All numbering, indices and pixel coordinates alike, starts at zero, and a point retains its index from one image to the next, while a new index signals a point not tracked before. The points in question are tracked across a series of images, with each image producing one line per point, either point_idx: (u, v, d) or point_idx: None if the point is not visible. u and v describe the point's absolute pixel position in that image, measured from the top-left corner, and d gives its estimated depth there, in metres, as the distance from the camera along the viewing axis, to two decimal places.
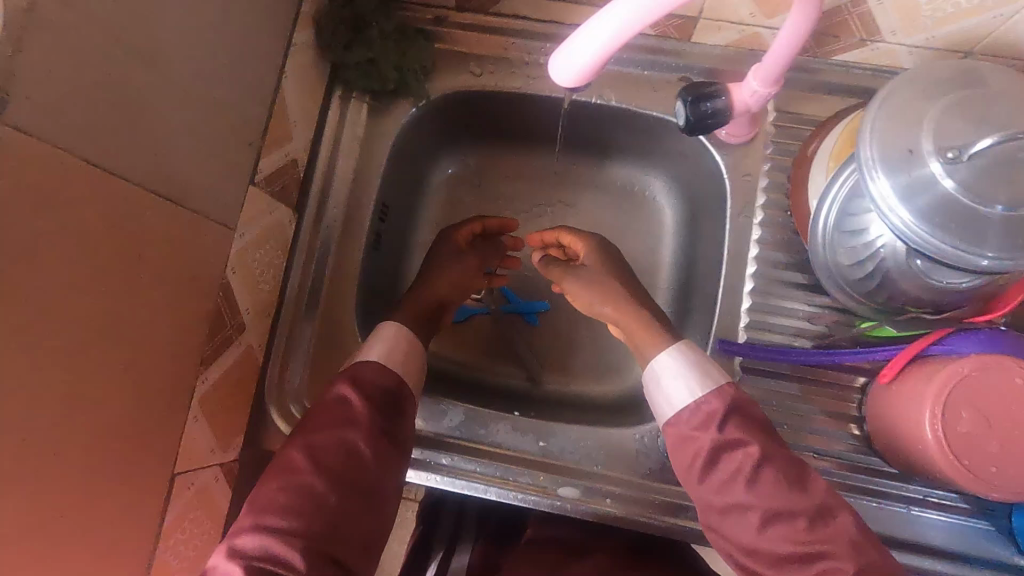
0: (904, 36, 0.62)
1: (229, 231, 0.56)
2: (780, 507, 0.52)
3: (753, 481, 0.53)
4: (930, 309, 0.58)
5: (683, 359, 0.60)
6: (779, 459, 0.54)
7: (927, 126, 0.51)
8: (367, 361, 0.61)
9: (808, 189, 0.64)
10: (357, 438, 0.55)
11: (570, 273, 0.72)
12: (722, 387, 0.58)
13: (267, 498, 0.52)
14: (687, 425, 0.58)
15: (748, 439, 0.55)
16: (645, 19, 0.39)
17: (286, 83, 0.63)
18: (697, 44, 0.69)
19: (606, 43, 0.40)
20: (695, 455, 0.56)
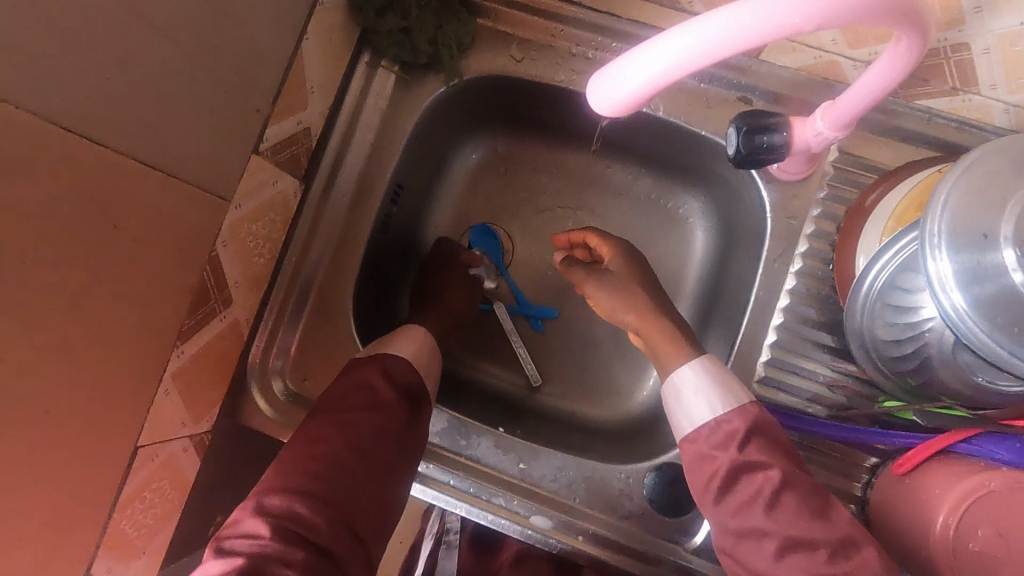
0: (1004, 92, 0.53)
1: (224, 201, 0.52)
2: (801, 536, 0.45)
3: (773, 506, 0.47)
4: (966, 404, 0.53)
5: (704, 373, 0.54)
6: (805, 485, 0.48)
7: (1011, 211, 0.44)
8: (399, 346, 0.60)
9: (858, 247, 0.57)
10: (389, 416, 0.55)
11: (595, 276, 0.66)
12: (745, 406, 0.52)
13: (294, 463, 0.50)
14: (706, 443, 0.52)
15: (770, 461, 0.48)
16: (717, 51, 0.35)
17: (307, 44, 0.58)
18: (765, 62, 0.61)
19: (680, 62, 0.35)
20: (711, 476, 0.50)
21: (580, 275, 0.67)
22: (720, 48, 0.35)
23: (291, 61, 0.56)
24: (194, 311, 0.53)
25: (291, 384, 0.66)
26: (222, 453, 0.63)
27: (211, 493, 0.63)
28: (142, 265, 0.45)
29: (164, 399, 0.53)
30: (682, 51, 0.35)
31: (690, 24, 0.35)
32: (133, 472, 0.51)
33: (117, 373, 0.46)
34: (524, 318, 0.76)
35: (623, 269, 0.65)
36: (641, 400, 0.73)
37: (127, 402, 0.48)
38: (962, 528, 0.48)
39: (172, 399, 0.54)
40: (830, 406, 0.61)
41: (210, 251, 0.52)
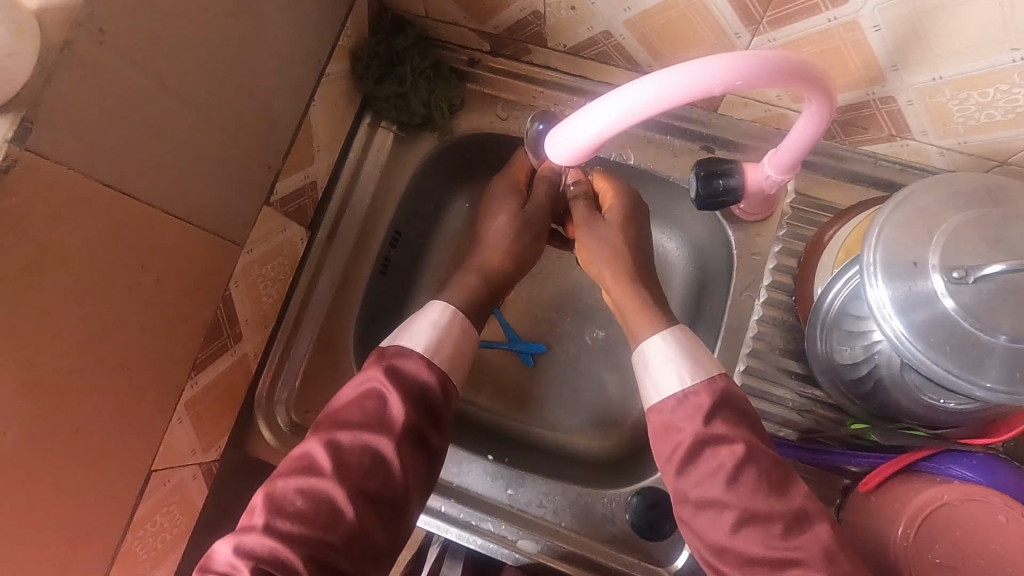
0: (935, 137, 0.59)
1: (237, 247, 0.59)
2: (756, 510, 0.49)
3: (734, 479, 0.50)
4: (924, 423, 0.56)
5: (675, 346, 0.57)
6: (764, 461, 0.51)
7: (936, 241, 0.49)
8: (408, 353, 0.58)
9: (815, 277, 0.61)
10: (384, 446, 0.54)
11: (591, 222, 0.65)
12: (712, 379, 0.55)
13: (282, 497, 0.52)
14: (672, 414, 0.55)
15: (731, 435, 0.52)
16: (644, 112, 0.42)
17: (314, 111, 0.66)
18: (723, 115, 0.68)
19: (635, 108, 0.42)
20: (675, 448, 0.53)
21: (576, 215, 0.66)
22: (643, 110, 0.42)
23: (299, 126, 0.64)
24: (207, 344, 0.59)
25: (294, 417, 0.70)
26: (227, 483, 0.67)
27: (213, 521, 0.66)
28: (161, 302, 0.51)
29: (177, 427, 0.57)
30: (637, 99, 0.41)
31: (648, 77, 0.41)
32: (145, 495, 0.55)
33: (135, 399, 0.52)
34: (515, 353, 0.79)
35: (618, 224, 0.64)
36: (626, 430, 0.76)
37: (143, 427, 0.53)
38: (919, 540, 0.52)
39: (184, 427, 0.58)
40: (800, 430, 0.65)
41: (223, 290, 0.59)
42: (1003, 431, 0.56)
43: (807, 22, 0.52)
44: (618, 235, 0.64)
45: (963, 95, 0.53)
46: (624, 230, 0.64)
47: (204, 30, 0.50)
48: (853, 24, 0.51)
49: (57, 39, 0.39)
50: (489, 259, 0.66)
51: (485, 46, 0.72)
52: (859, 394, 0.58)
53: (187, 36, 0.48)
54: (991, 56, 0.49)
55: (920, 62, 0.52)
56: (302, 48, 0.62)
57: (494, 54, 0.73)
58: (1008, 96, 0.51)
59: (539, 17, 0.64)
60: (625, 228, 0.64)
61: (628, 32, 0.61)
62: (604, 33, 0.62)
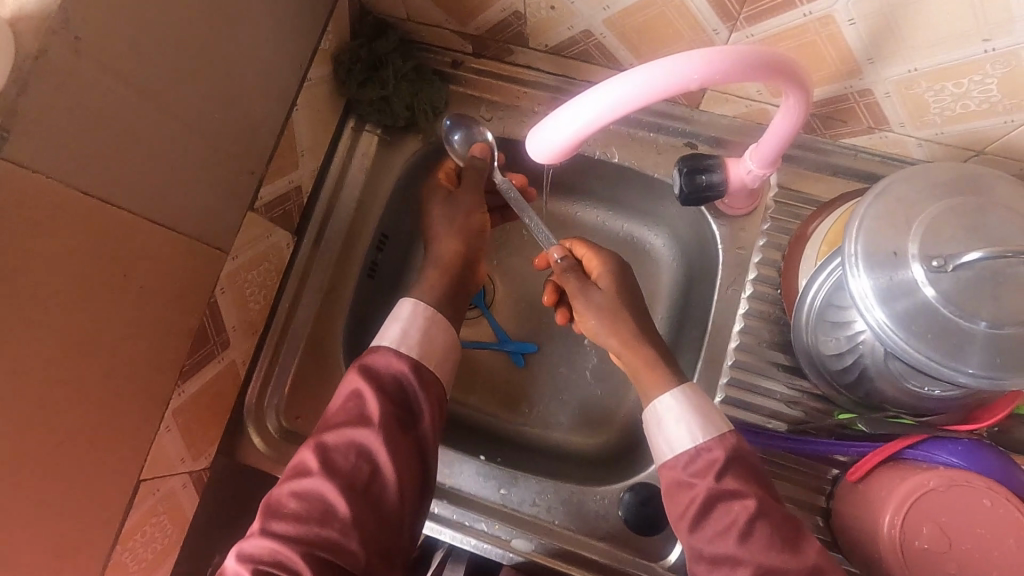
0: (913, 129, 0.60)
1: (222, 253, 0.59)
2: (770, 566, 0.50)
3: (747, 535, 0.51)
4: (908, 411, 0.57)
5: (687, 405, 0.57)
6: (777, 517, 0.52)
7: (915, 231, 0.50)
8: (380, 347, 0.59)
9: (799, 270, 0.62)
10: (369, 439, 0.55)
11: (585, 292, 0.63)
12: (723, 435, 0.56)
13: (277, 501, 0.53)
14: (685, 469, 0.56)
15: (745, 491, 0.53)
16: (624, 108, 0.42)
17: (297, 115, 0.66)
18: (705, 112, 0.69)
19: (616, 104, 0.42)
20: (687, 503, 0.54)
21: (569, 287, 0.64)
22: (623, 106, 0.42)
23: (283, 130, 0.64)
24: (194, 352, 0.58)
25: (285, 422, 0.70)
26: (218, 491, 0.67)
27: (206, 530, 0.66)
28: (147, 310, 0.51)
29: (166, 436, 0.57)
30: (617, 95, 0.42)
31: (626, 74, 0.42)
32: (135, 505, 0.55)
33: (122, 408, 0.51)
34: (506, 354, 0.79)
35: (609, 289, 0.64)
36: (617, 427, 0.76)
37: (131, 437, 0.53)
38: (906, 528, 0.52)
39: (173, 435, 0.58)
40: (789, 421, 0.65)
41: (209, 297, 0.58)
42: (987, 416, 0.57)
43: (783, 18, 0.53)
44: (611, 298, 0.63)
45: (938, 87, 0.54)
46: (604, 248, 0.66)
47: (182, 36, 0.49)
48: (828, 18, 0.52)
49: (32, 48, 0.39)
50: (444, 253, 0.68)
51: (468, 48, 0.73)
52: (845, 384, 0.59)
53: (166, 44, 0.48)
54: (963, 47, 0.49)
55: (894, 55, 0.53)
56: (284, 53, 0.62)
57: (477, 55, 0.74)
58: (982, 87, 0.52)
59: (520, 18, 0.64)
60: (613, 283, 0.64)
61: (608, 31, 0.61)
62: (585, 33, 0.63)
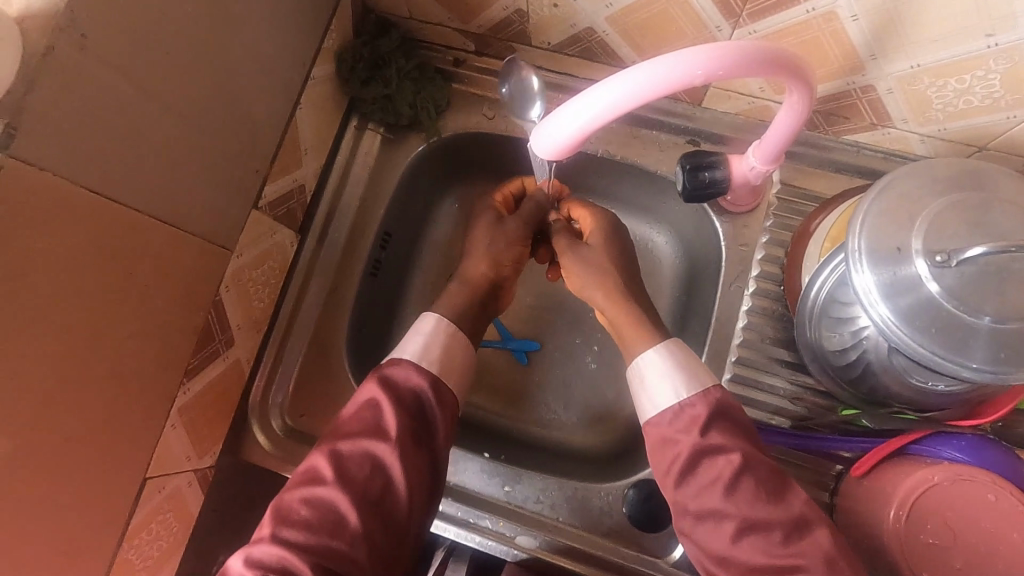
0: (915, 125, 0.60)
1: (226, 251, 0.59)
2: (755, 517, 0.50)
3: (732, 488, 0.51)
4: (912, 406, 0.57)
5: (670, 359, 0.57)
6: (761, 469, 0.52)
7: (919, 226, 0.50)
8: (400, 362, 0.59)
9: (803, 266, 0.62)
10: (384, 451, 0.55)
11: (574, 249, 0.65)
12: (707, 391, 0.56)
13: (288, 508, 0.53)
14: (669, 426, 0.55)
15: (728, 444, 0.52)
16: (627, 103, 0.42)
17: (300, 114, 0.66)
18: (707, 109, 0.69)
19: (621, 99, 0.42)
20: (674, 459, 0.54)
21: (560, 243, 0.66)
22: (626, 101, 0.42)
23: (286, 129, 0.64)
24: (199, 350, 0.58)
25: (289, 421, 0.70)
26: (223, 490, 0.67)
27: (210, 528, 0.66)
28: (152, 308, 0.51)
29: (171, 434, 0.57)
30: (622, 91, 0.41)
31: (632, 69, 0.41)
32: (141, 503, 0.55)
33: (127, 407, 0.51)
34: (509, 352, 0.79)
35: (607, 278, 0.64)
36: (621, 424, 0.76)
37: (136, 435, 0.53)
38: (911, 523, 0.52)
39: (178, 433, 0.58)
40: (792, 418, 0.65)
41: (214, 295, 0.59)
42: (991, 411, 0.56)
43: (786, 14, 0.53)
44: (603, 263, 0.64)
45: (941, 82, 0.54)
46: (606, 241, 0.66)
47: (187, 35, 0.50)
48: (830, 15, 0.52)
49: (38, 46, 0.39)
50: (469, 271, 0.67)
51: (470, 46, 0.73)
52: (850, 380, 0.59)
53: (171, 42, 0.48)
54: (965, 42, 0.50)
55: (897, 51, 0.53)
56: (287, 52, 0.62)
57: (479, 54, 0.74)
58: (985, 82, 0.52)
59: (522, 16, 0.64)
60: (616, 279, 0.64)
61: (611, 28, 0.61)
62: (587, 30, 0.63)
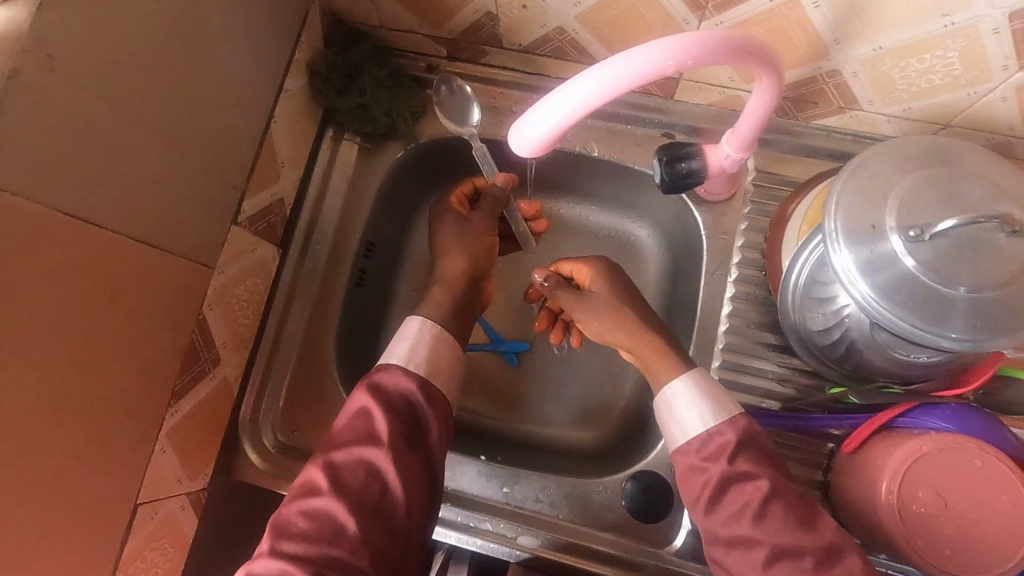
0: (881, 106, 0.62)
1: (208, 268, 0.58)
2: (787, 544, 0.49)
3: (762, 515, 0.50)
4: (897, 380, 0.58)
5: (696, 389, 0.57)
6: (792, 496, 0.51)
7: (891, 203, 0.51)
8: (388, 367, 0.58)
9: (782, 250, 0.63)
10: (379, 457, 0.54)
11: (580, 301, 0.65)
12: (734, 418, 0.55)
13: (286, 521, 0.52)
14: (697, 454, 0.55)
15: (758, 471, 0.52)
16: (597, 98, 0.43)
17: (275, 127, 0.65)
18: (679, 102, 0.70)
19: (586, 97, 0.42)
20: (702, 486, 0.53)
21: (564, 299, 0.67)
22: (597, 96, 0.43)
23: (262, 143, 0.64)
24: (185, 371, 0.58)
25: (281, 437, 0.69)
26: (216, 510, 0.66)
27: (206, 551, 0.65)
28: (136, 331, 0.51)
29: (161, 457, 0.56)
30: (587, 89, 0.42)
31: (595, 68, 0.42)
32: (133, 530, 0.54)
33: (116, 432, 0.51)
34: (500, 354, 0.80)
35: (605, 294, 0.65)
36: (615, 419, 0.76)
37: (126, 460, 0.52)
38: (902, 493, 0.53)
39: (169, 457, 0.57)
40: (782, 399, 0.66)
41: (197, 313, 0.58)
42: (971, 379, 0.58)
43: (750, 5, 0.54)
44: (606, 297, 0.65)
45: (903, 63, 0.56)
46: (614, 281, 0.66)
47: (155, 52, 0.49)
48: (793, 3, 0.53)
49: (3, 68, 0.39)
50: (449, 272, 0.68)
51: (442, 52, 0.73)
52: (836, 359, 0.60)
53: (139, 59, 0.48)
54: (924, 23, 0.51)
55: (860, 36, 0.54)
56: (259, 65, 0.62)
57: (451, 59, 0.74)
58: (945, 61, 0.54)
59: (492, 19, 0.65)
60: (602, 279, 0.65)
61: (581, 27, 0.62)
62: (557, 30, 0.64)
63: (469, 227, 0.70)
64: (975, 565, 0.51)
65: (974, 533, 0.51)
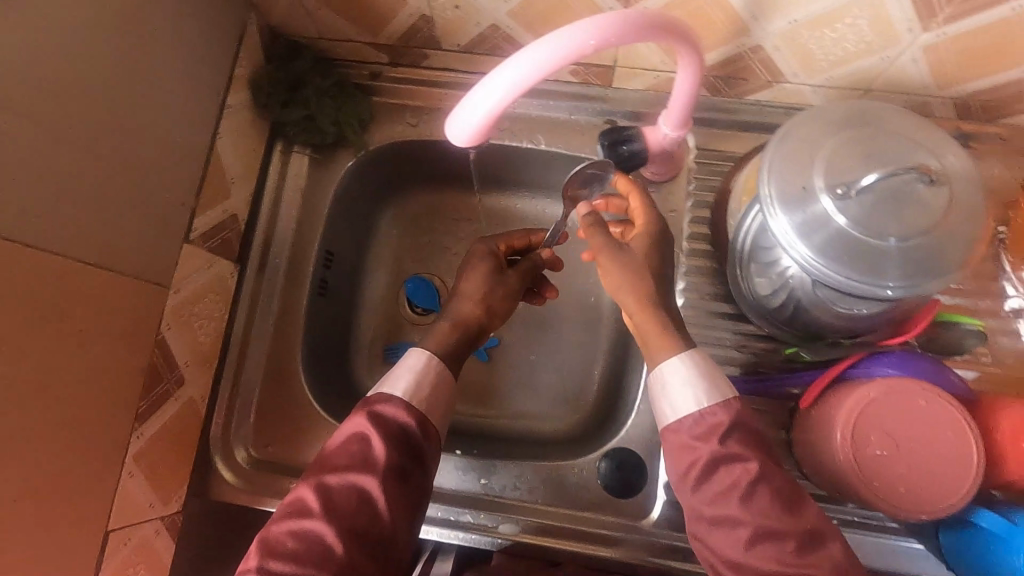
0: (806, 77, 0.65)
1: (163, 288, 0.58)
2: (771, 526, 0.45)
3: (749, 496, 0.46)
4: (845, 334, 0.61)
5: (693, 367, 0.51)
6: (778, 478, 0.47)
7: (819, 165, 0.53)
8: (390, 395, 0.54)
9: (726, 221, 0.66)
10: (372, 485, 0.50)
11: (612, 249, 0.55)
12: (728, 400, 0.50)
13: (274, 540, 0.49)
14: (688, 432, 0.50)
15: (746, 454, 0.48)
16: (520, 86, 0.45)
17: (221, 143, 0.66)
18: (618, 89, 0.73)
19: (507, 89, 0.45)
20: (690, 465, 0.49)
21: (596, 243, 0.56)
22: (519, 84, 0.45)
23: (208, 160, 0.64)
24: (148, 393, 0.57)
25: (254, 452, 0.68)
26: (192, 532, 0.65)
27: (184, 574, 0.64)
28: (92, 355, 0.50)
29: (130, 482, 0.56)
30: (506, 82, 0.44)
31: (514, 57, 0.44)
32: (106, 556, 0.54)
33: (80, 458, 0.50)
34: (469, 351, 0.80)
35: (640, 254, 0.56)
36: (587, 404, 0.78)
37: (93, 486, 0.52)
38: (857, 439, 0.55)
39: (138, 480, 0.57)
40: (741, 365, 0.68)
41: (155, 334, 0.58)
42: (913, 326, 0.61)
43: None
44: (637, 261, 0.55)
45: (818, 34, 0.59)
46: (649, 256, 0.56)
47: (88, 77, 0.49)
48: None
49: None
50: (463, 308, 0.61)
51: (384, 59, 0.74)
52: (787, 320, 0.63)
53: (70, 82, 0.48)
54: None
55: (776, 11, 0.57)
56: (199, 83, 0.62)
57: (393, 65, 0.75)
58: (856, 28, 0.57)
59: (427, 21, 0.66)
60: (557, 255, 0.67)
61: (513, 23, 0.64)
62: (491, 27, 0.65)
63: (500, 283, 0.63)
64: (930, 500, 0.54)
65: (925, 469, 0.54)
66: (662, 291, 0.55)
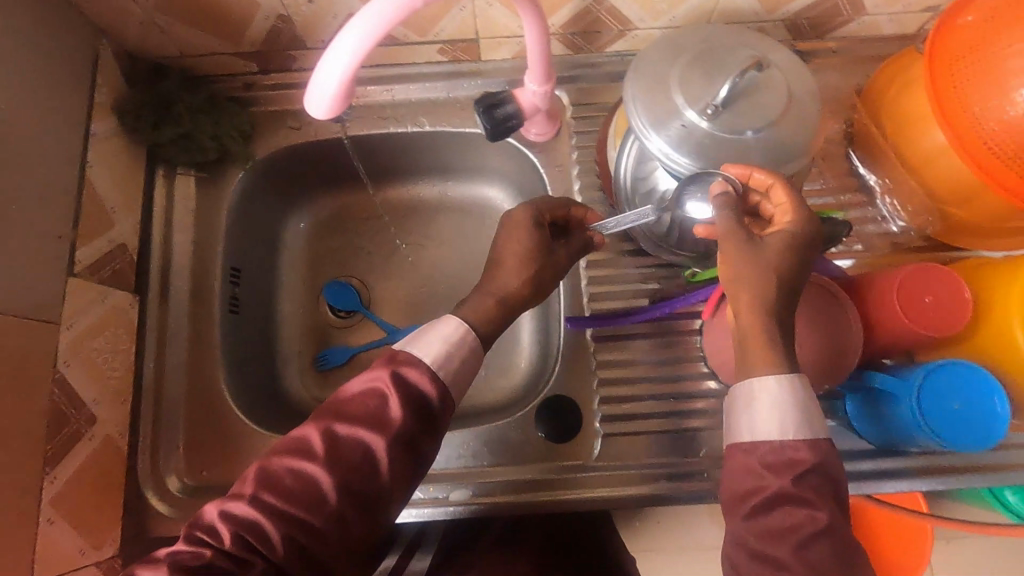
0: (651, 20, 0.70)
1: (52, 326, 0.57)
2: None
3: (807, 545, 0.40)
4: None
5: (794, 399, 0.44)
6: (842, 531, 0.41)
7: (676, 90, 0.57)
8: (418, 361, 0.51)
9: (609, 165, 0.70)
10: (379, 445, 0.48)
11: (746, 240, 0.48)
12: (818, 442, 0.43)
13: (274, 471, 0.48)
14: (760, 457, 0.43)
15: (819, 502, 0.41)
16: (363, 49, 0.47)
17: (93, 174, 0.64)
18: (488, 61, 0.76)
19: (351, 54, 0.46)
20: (750, 490, 0.43)
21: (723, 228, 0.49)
22: (362, 47, 0.47)
23: (82, 192, 0.62)
24: (54, 435, 0.56)
25: (188, 480, 0.66)
26: None
27: None
28: None
29: (50, 528, 0.54)
30: (350, 48, 0.46)
31: (351, 23, 0.46)
32: None
33: None
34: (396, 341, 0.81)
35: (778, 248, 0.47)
36: (521, 366, 0.79)
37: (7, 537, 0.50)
38: None
39: (60, 527, 0.55)
40: (650, 295, 0.72)
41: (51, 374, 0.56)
42: None
43: None
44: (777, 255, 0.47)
45: None
46: (785, 259, 0.47)
47: None
48: None
49: None
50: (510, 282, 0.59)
51: (253, 67, 0.74)
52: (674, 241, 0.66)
53: None
54: None
55: None
56: (58, 117, 0.61)
57: (264, 73, 0.76)
58: None
59: (286, 21, 0.67)
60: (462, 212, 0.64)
61: None
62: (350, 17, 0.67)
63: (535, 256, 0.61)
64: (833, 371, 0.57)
65: None
66: (784, 290, 0.46)
